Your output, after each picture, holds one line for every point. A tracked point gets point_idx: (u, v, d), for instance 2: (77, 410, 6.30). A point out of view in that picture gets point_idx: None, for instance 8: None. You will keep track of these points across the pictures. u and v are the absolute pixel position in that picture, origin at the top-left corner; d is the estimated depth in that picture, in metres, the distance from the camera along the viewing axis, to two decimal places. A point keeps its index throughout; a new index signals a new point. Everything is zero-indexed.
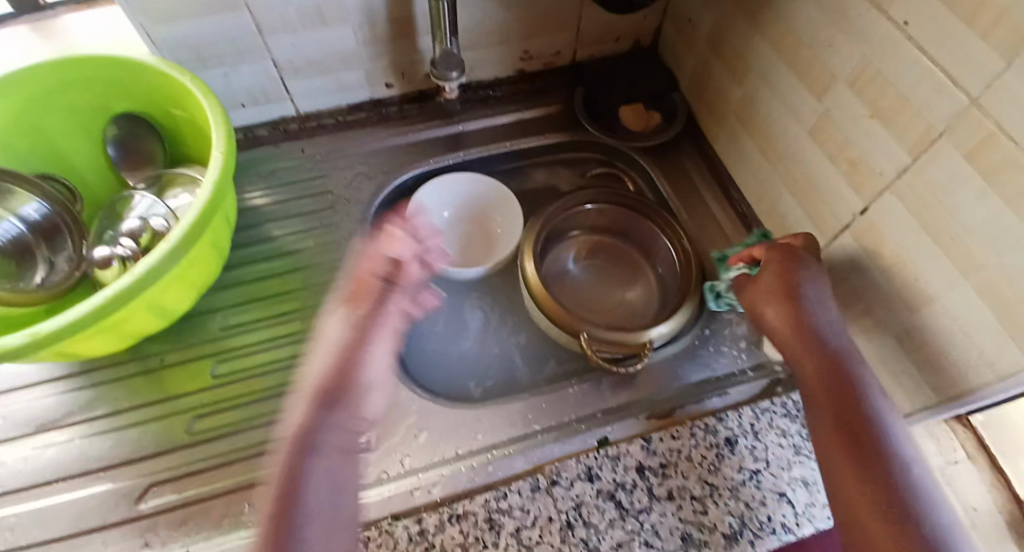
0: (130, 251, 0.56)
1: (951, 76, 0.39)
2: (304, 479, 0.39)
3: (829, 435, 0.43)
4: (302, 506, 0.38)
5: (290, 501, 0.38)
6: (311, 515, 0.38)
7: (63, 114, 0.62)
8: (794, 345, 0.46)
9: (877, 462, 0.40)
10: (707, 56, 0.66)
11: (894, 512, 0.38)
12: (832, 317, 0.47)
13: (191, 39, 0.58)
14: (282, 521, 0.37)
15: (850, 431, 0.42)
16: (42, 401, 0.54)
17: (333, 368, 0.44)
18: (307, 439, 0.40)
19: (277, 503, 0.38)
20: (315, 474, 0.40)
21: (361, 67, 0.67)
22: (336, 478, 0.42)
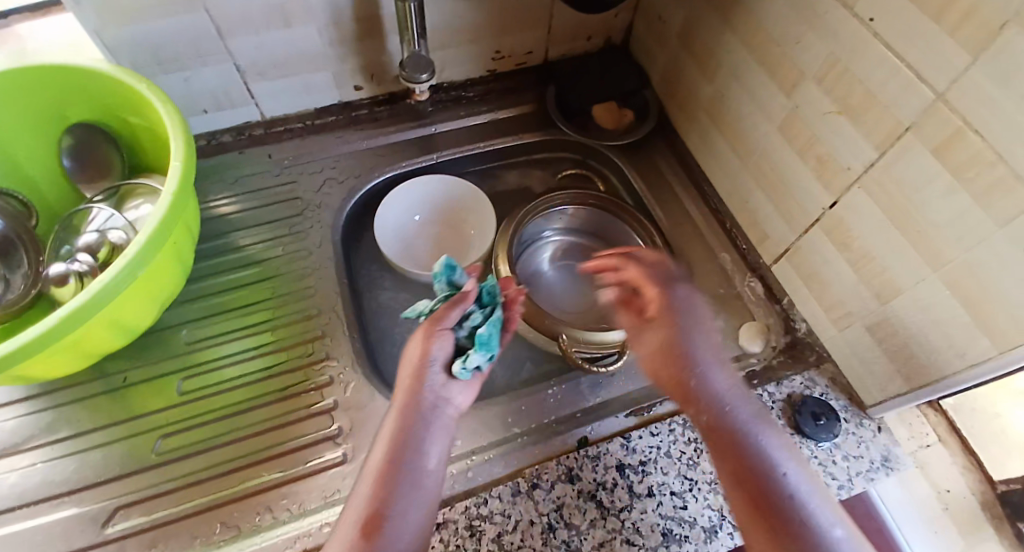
0: (87, 267, 0.53)
1: (916, 72, 0.39)
2: (417, 439, 0.41)
3: (724, 463, 0.42)
4: (413, 463, 0.40)
5: (394, 457, 0.40)
6: (421, 475, 0.39)
7: (13, 126, 0.59)
8: (676, 371, 0.47)
9: (761, 484, 0.40)
10: (677, 53, 0.66)
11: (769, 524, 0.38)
12: (698, 341, 0.48)
13: (149, 42, 0.56)
14: (391, 473, 0.39)
15: (737, 459, 0.41)
16: (0, 425, 0.52)
17: (443, 342, 0.44)
18: (412, 402, 0.42)
19: (385, 458, 0.39)
20: (427, 432, 0.41)
21: (328, 69, 0.66)
22: (442, 442, 0.42)
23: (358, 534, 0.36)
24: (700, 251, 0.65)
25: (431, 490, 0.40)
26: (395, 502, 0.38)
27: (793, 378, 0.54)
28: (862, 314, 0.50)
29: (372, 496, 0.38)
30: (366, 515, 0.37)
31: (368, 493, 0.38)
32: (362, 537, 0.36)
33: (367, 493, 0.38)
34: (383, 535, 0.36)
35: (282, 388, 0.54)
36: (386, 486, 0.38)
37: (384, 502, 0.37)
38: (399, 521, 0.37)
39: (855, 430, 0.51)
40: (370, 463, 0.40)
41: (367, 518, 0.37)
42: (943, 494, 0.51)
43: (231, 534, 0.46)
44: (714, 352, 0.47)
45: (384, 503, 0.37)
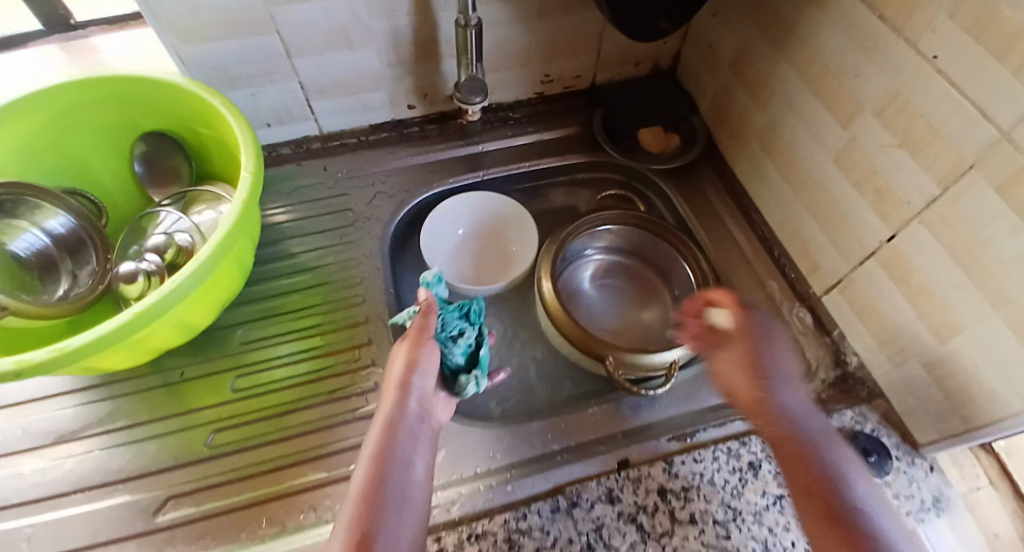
0: (155, 265, 0.57)
1: (980, 108, 0.39)
2: (401, 455, 0.43)
3: (804, 495, 0.40)
4: (399, 478, 0.41)
5: (381, 472, 0.41)
6: (406, 489, 0.41)
7: (93, 132, 0.63)
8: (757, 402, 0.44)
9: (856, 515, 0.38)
10: (728, 82, 0.67)
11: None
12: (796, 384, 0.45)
13: (224, 60, 0.60)
14: (380, 488, 0.40)
15: (822, 487, 0.39)
16: (62, 412, 0.55)
17: (422, 363, 0.47)
18: (395, 417, 0.45)
19: (372, 474, 0.41)
20: (410, 449, 0.44)
21: (386, 89, 0.69)
22: (424, 458, 0.44)
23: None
24: (745, 277, 0.65)
25: (418, 504, 0.41)
26: (385, 520, 0.38)
27: (843, 412, 0.53)
28: (918, 349, 0.49)
29: (360, 514, 0.38)
30: (357, 534, 0.37)
31: (358, 512, 0.38)
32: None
33: (355, 512, 0.38)
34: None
35: (329, 392, 0.56)
36: (375, 503, 0.39)
37: (373, 520, 0.38)
38: (390, 538, 0.38)
39: (906, 468, 0.50)
40: (356, 482, 0.40)
41: (359, 537, 0.37)
42: (993, 538, 0.47)
43: (276, 530, 0.48)
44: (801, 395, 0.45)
45: (376, 519, 0.38)
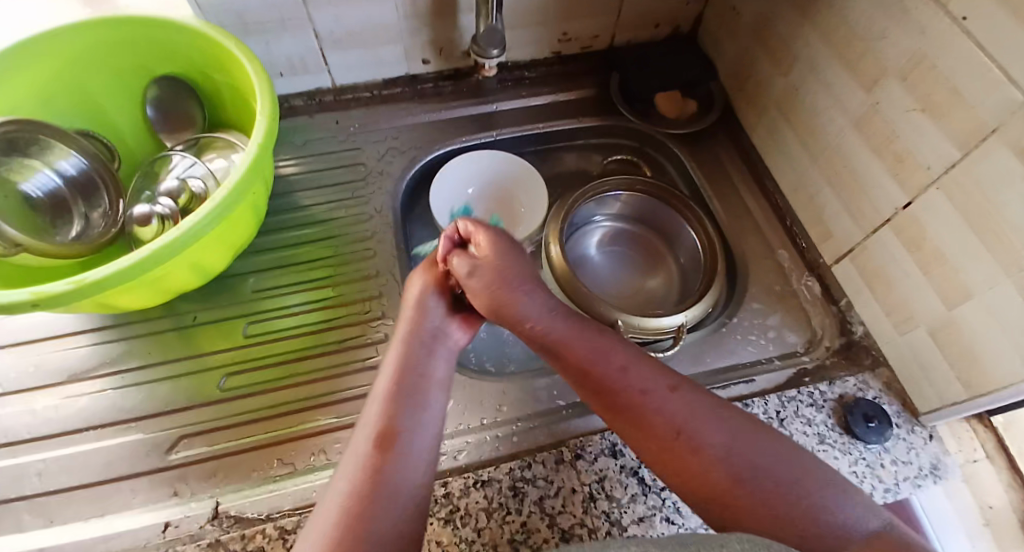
0: (168, 210, 0.57)
1: (1008, 73, 0.38)
2: (421, 366, 0.45)
3: (706, 468, 0.41)
4: (420, 387, 0.44)
5: (402, 379, 0.44)
6: (425, 395, 0.43)
7: (105, 73, 0.62)
8: (597, 366, 0.46)
9: (761, 491, 0.40)
10: (749, 46, 0.66)
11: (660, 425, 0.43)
12: (536, 300, 0.48)
13: (237, 3, 0.58)
14: (400, 393, 0.43)
15: (698, 451, 0.42)
16: (75, 351, 0.55)
17: (428, 301, 0.48)
18: (415, 332, 0.47)
19: (394, 379, 0.44)
20: (432, 361, 0.46)
21: (401, 41, 0.67)
22: (445, 369, 0.46)
23: (372, 447, 0.40)
24: (756, 247, 0.65)
25: (437, 410, 0.43)
26: (404, 422, 0.41)
27: (847, 379, 0.53)
28: (926, 318, 0.50)
29: (384, 413, 0.41)
30: (379, 431, 0.40)
31: (380, 412, 0.41)
32: (375, 449, 0.39)
33: (379, 411, 0.42)
34: (396, 446, 0.40)
35: (339, 341, 0.57)
36: (395, 405, 0.42)
37: (393, 419, 0.41)
38: (409, 436, 0.41)
39: (906, 436, 0.50)
40: (380, 385, 0.43)
41: (380, 433, 0.40)
42: (986, 509, 0.52)
43: (287, 471, 0.49)
44: (551, 303, 0.49)
45: (393, 424, 0.41)
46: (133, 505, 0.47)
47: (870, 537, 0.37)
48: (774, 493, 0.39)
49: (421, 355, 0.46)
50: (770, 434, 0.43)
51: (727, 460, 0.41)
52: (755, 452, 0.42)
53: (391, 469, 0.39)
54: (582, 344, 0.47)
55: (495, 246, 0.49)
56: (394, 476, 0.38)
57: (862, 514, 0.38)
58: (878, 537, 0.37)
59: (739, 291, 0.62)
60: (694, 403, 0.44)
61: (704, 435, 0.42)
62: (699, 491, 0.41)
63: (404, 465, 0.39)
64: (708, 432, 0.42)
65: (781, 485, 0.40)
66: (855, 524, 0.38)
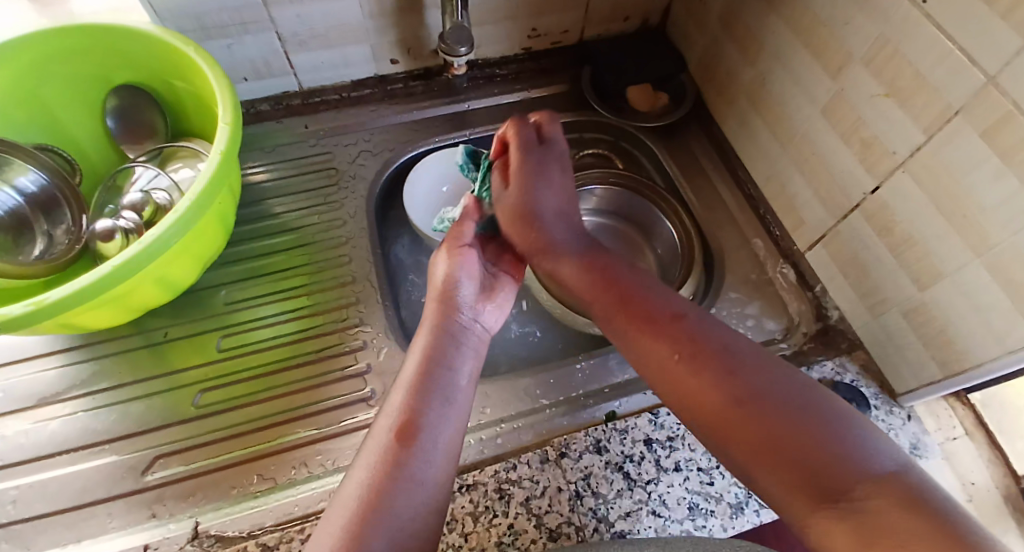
0: (132, 224, 0.55)
1: (970, 55, 0.39)
2: (447, 357, 0.44)
3: (706, 389, 0.38)
4: (446, 379, 0.42)
5: (428, 369, 0.42)
6: (451, 388, 0.42)
7: (61, 85, 0.60)
8: (620, 292, 0.45)
9: (771, 413, 0.35)
10: (717, 36, 0.66)
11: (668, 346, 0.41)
12: (561, 227, 0.50)
13: (195, 8, 0.57)
14: (425, 385, 0.41)
15: (700, 370, 0.38)
16: (42, 375, 0.54)
17: (465, 257, 0.50)
18: (442, 321, 0.46)
19: (420, 369, 0.42)
20: (460, 353, 0.45)
21: (367, 41, 0.66)
22: (473, 361, 0.45)
23: (393, 437, 0.38)
24: (732, 236, 0.65)
25: (462, 403, 0.42)
26: (428, 412, 0.40)
27: (824, 363, 0.54)
28: (899, 300, 0.50)
29: (407, 404, 0.40)
30: (401, 420, 0.39)
31: (403, 401, 0.40)
32: (397, 441, 0.38)
33: (401, 401, 0.40)
34: (419, 438, 0.38)
35: (317, 350, 0.56)
36: (421, 396, 0.41)
37: (417, 410, 0.40)
38: (433, 427, 0.39)
39: (884, 417, 0.51)
40: (405, 375, 0.42)
41: (401, 423, 0.39)
42: (967, 486, 0.49)
43: (268, 486, 0.48)
44: (578, 234, 0.51)
45: (416, 412, 0.40)
46: (110, 529, 0.46)
47: (884, 475, 0.31)
48: (785, 418, 0.35)
49: (447, 345, 0.44)
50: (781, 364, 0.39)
51: (726, 381, 0.37)
52: (762, 380, 0.37)
53: (413, 459, 0.37)
54: (615, 272, 0.46)
55: (540, 165, 0.52)
56: (417, 468, 0.37)
57: (872, 450, 0.33)
58: (892, 476, 0.31)
59: (717, 280, 0.62)
60: (705, 325, 0.41)
61: (713, 354, 0.39)
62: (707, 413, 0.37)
63: (427, 457, 0.38)
64: (719, 354, 0.39)
65: (789, 408, 0.35)
66: (868, 459, 0.32)
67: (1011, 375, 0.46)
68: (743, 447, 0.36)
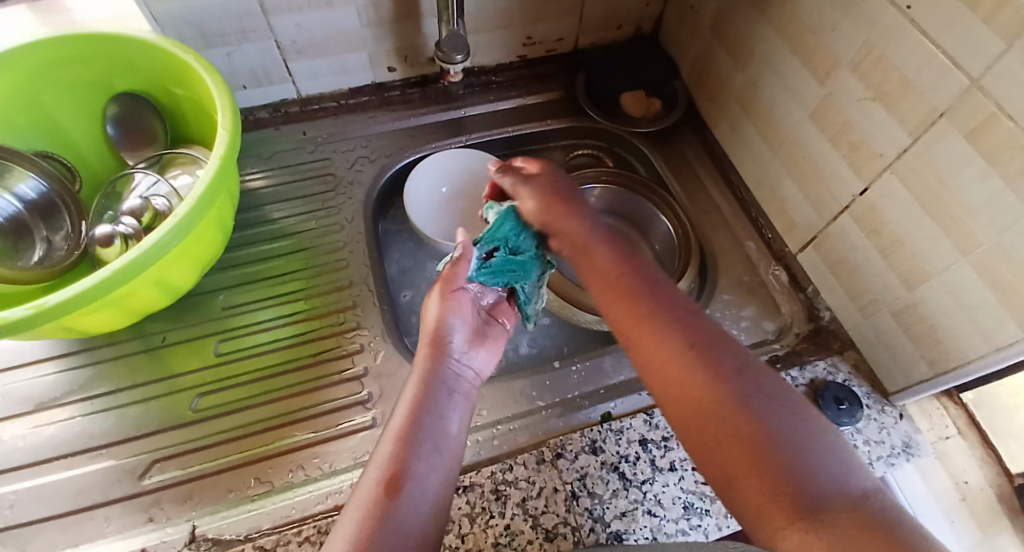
0: (132, 229, 0.56)
1: (952, 59, 0.40)
2: (437, 405, 0.44)
3: (698, 386, 0.37)
4: (437, 430, 0.42)
5: (417, 417, 0.42)
6: (442, 437, 0.42)
7: (63, 92, 0.61)
8: (620, 291, 0.45)
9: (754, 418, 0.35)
10: (708, 43, 0.67)
11: (682, 340, 0.40)
12: (593, 241, 0.49)
13: (196, 16, 0.57)
14: (415, 433, 0.41)
15: (697, 365, 0.38)
16: (42, 379, 0.54)
17: (459, 302, 0.50)
18: (431, 371, 0.46)
19: (408, 419, 0.42)
20: (444, 401, 0.44)
21: (364, 49, 0.67)
22: (463, 407, 0.46)
23: (382, 488, 0.37)
24: (725, 239, 0.66)
25: (453, 451, 0.42)
26: (416, 462, 0.39)
27: (816, 363, 0.54)
28: (888, 300, 0.51)
29: (392, 457, 0.39)
30: (389, 474, 0.38)
31: (393, 452, 0.39)
32: (384, 492, 0.37)
33: (391, 452, 0.40)
34: (406, 487, 0.37)
35: (315, 354, 0.56)
36: (407, 446, 0.40)
37: (404, 461, 0.39)
38: (420, 477, 0.39)
39: (876, 416, 0.51)
40: (393, 426, 0.42)
41: (389, 477, 0.38)
42: (960, 485, 0.51)
43: (265, 489, 0.48)
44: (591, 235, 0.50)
45: (406, 462, 0.39)
46: (107, 533, 0.46)
47: (852, 498, 0.31)
48: (756, 438, 0.34)
49: (435, 401, 0.44)
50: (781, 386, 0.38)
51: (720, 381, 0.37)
52: (745, 398, 0.36)
53: (403, 512, 0.36)
54: (619, 284, 0.45)
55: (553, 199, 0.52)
56: (406, 516, 0.36)
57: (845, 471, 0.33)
58: (862, 500, 0.31)
59: (711, 281, 0.63)
60: (689, 351, 0.39)
61: (711, 359, 0.38)
62: (688, 422, 0.37)
63: (416, 507, 0.37)
64: (717, 360, 0.38)
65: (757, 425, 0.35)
66: (837, 483, 0.32)
67: (994, 375, 0.47)
68: (711, 458, 0.36)
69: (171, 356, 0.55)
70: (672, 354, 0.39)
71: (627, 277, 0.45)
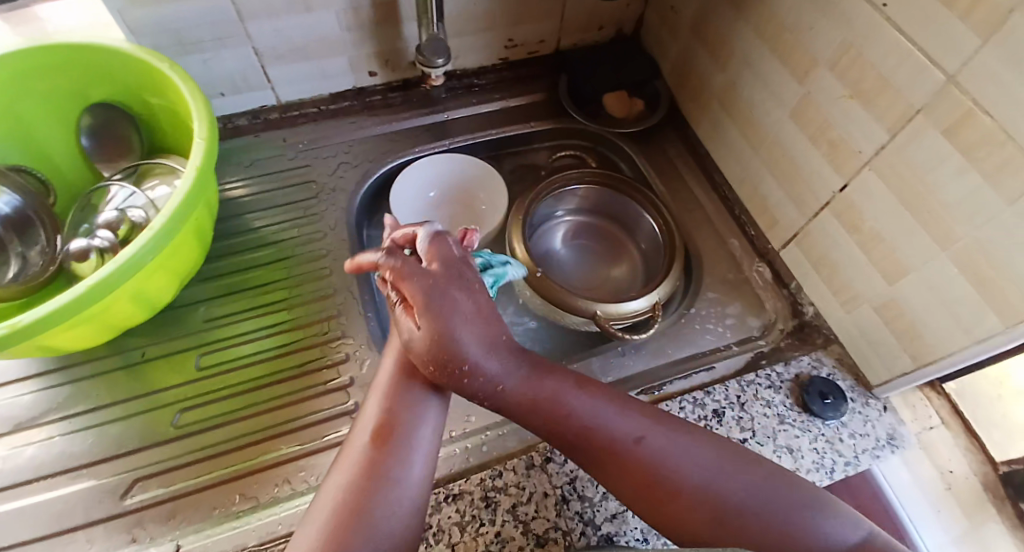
0: (108, 242, 0.55)
1: (928, 55, 0.40)
2: (418, 354, 0.44)
3: (686, 508, 0.39)
4: (422, 379, 0.43)
5: (401, 370, 0.43)
6: (427, 387, 0.43)
7: (35, 104, 0.59)
8: (546, 412, 0.42)
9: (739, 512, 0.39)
10: (689, 43, 0.67)
11: (643, 473, 0.40)
12: (494, 361, 0.41)
13: (171, 24, 0.57)
14: (400, 387, 0.43)
15: (671, 493, 0.40)
16: (19, 399, 0.52)
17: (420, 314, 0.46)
18: (411, 322, 0.45)
19: (393, 372, 0.43)
20: (429, 358, 0.44)
21: (344, 54, 0.66)
22: None
23: (370, 442, 0.40)
24: (710, 237, 0.66)
25: (439, 400, 0.43)
26: (402, 416, 0.41)
27: (801, 358, 0.55)
28: (871, 295, 0.51)
29: (383, 409, 0.42)
30: (378, 425, 0.41)
31: (379, 406, 0.42)
32: (372, 448, 0.40)
33: (378, 406, 0.42)
34: (392, 441, 0.40)
35: (300, 364, 0.55)
36: (395, 398, 0.42)
37: (393, 412, 0.41)
38: (407, 430, 0.41)
39: (861, 409, 0.52)
40: (380, 378, 0.44)
41: (377, 429, 0.41)
42: (946, 475, 0.51)
43: (250, 505, 0.47)
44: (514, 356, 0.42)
45: (392, 416, 0.41)
46: None
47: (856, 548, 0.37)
48: (756, 520, 0.38)
49: (418, 352, 0.44)
50: (741, 454, 0.41)
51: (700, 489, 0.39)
52: (730, 485, 0.39)
53: (393, 460, 0.39)
54: (544, 401, 0.42)
55: (429, 292, 0.39)
56: (393, 468, 0.39)
57: (831, 533, 0.37)
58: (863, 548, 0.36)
59: (696, 279, 0.63)
60: (665, 446, 0.41)
61: (675, 470, 0.40)
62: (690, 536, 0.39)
63: (406, 457, 0.40)
64: (682, 471, 0.40)
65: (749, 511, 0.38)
66: (838, 539, 0.37)
67: (974, 367, 0.47)
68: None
69: (152, 370, 0.54)
70: (645, 497, 0.40)
71: (557, 388, 0.43)
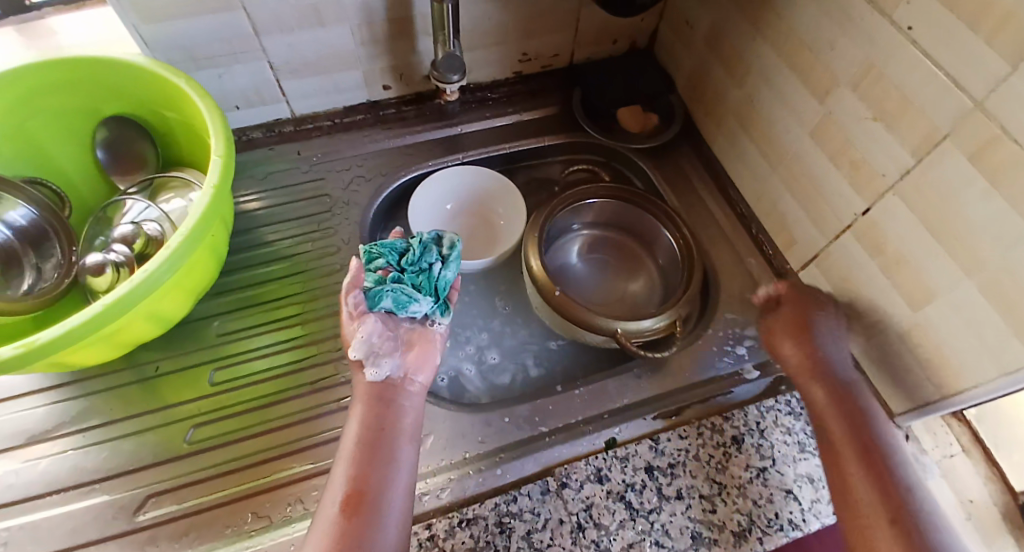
0: (124, 256, 0.55)
1: (954, 79, 0.40)
2: (384, 419, 0.45)
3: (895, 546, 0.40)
4: (387, 444, 0.44)
5: (366, 437, 0.44)
6: (393, 450, 0.44)
7: (50, 119, 0.60)
8: (845, 407, 0.48)
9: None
10: (705, 57, 0.66)
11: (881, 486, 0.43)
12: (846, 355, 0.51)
13: (186, 40, 0.57)
14: (367, 451, 0.43)
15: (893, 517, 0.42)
16: (31, 412, 0.52)
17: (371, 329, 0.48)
18: (373, 391, 0.47)
19: (359, 438, 0.44)
20: (395, 412, 0.46)
21: (358, 68, 0.66)
22: (413, 414, 0.47)
23: (340, 511, 0.40)
24: (726, 255, 0.65)
25: (408, 463, 0.44)
26: (372, 480, 0.42)
27: None
28: (892, 319, 0.51)
29: (351, 476, 0.42)
30: (347, 493, 0.41)
31: (348, 474, 0.42)
32: (345, 516, 0.40)
33: (347, 474, 0.42)
34: (366, 506, 0.40)
35: (314, 381, 0.55)
36: (362, 466, 0.43)
37: (362, 478, 0.42)
38: (379, 495, 0.41)
39: None
40: (345, 446, 0.44)
41: (348, 497, 0.41)
42: (966, 503, 0.50)
43: (263, 525, 0.47)
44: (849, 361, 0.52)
45: (361, 481, 0.42)
46: None
47: None
48: None
49: (381, 421, 0.45)
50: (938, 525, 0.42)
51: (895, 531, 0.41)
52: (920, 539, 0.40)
53: (364, 528, 0.39)
54: (837, 400, 0.49)
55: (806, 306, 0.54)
56: (369, 535, 0.39)
57: None
58: None
59: (713, 300, 0.62)
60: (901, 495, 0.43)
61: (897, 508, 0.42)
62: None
63: (377, 525, 0.40)
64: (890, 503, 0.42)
65: None
66: None
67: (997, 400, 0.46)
68: None
69: (164, 386, 0.54)
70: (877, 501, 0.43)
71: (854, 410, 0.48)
